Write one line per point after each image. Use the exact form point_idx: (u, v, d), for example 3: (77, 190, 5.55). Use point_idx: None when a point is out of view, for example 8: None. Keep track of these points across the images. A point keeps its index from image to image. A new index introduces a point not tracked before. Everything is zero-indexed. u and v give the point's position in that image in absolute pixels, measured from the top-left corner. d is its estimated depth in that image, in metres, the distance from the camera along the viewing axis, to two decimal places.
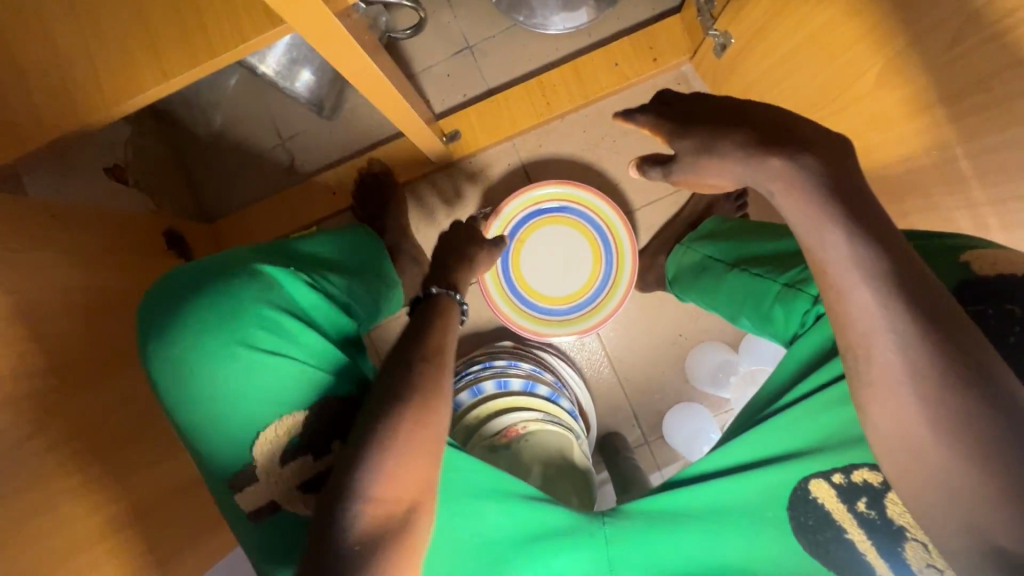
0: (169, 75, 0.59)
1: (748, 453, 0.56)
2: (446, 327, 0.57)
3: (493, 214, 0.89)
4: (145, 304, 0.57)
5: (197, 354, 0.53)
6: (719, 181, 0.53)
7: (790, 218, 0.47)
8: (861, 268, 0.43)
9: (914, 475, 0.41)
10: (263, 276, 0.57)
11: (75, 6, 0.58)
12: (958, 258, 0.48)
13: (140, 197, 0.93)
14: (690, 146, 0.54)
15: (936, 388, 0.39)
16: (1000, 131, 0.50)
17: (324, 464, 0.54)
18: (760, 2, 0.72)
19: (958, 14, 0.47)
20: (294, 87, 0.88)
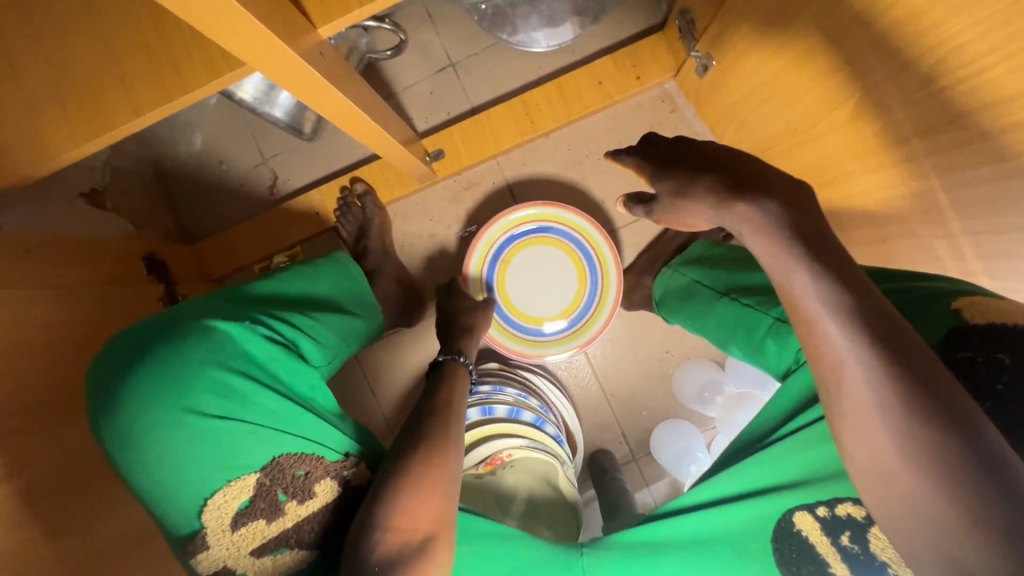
0: (139, 110, 0.57)
1: (735, 485, 0.55)
2: (457, 385, 0.64)
3: (477, 235, 0.88)
4: (96, 367, 0.56)
5: (148, 422, 0.52)
6: (696, 222, 0.56)
7: (759, 257, 0.49)
8: (827, 302, 0.44)
9: (893, 510, 0.40)
10: (212, 336, 0.57)
11: (42, 42, 0.57)
12: (951, 305, 0.47)
13: (119, 221, 0.92)
14: (668, 188, 0.56)
15: (908, 422, 0.39)
16: (974, 166, 0.50)
17: (277, 527, 0.52)
18: (741, 26, 0.72)
19: (931, 52, 0.47)
20: (272, 111, 0.88)
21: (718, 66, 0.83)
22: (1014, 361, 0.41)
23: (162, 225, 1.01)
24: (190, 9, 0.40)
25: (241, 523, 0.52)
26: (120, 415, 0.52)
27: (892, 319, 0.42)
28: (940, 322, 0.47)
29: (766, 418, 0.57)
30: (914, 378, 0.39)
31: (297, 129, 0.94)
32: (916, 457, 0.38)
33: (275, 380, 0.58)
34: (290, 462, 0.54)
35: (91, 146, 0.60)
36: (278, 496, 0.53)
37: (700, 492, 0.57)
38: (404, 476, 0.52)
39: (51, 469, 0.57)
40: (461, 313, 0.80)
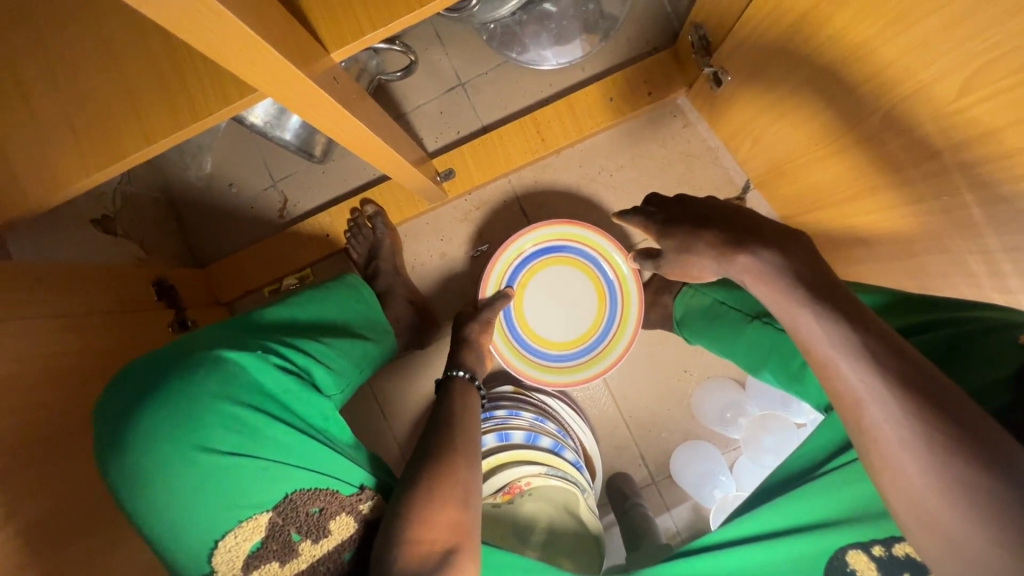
0: (150, 139, 0.57)
1: (782, 520, 0.51)
2: (463, 398, 0.64)
3: (490, 260, 0.87)
4: (105, 403, 0.55)
5: (155, 461, 0.50)
6: (700, 272, 0.62)
7: (766, 304, 0.52)
8: (835, 343, 0.45)
9: (940, 553, 0.38)
10: (224, 366, 0.55)
11: (57, 77, 0.57)
12: (1018, 339, 0.45)
13: (130, 246, 0.91)
14: (673, 245, 0.63)
15: (934, 454, 0.38)
16: (1011, 181, 0.48)
17: (291, 570, 0.50)
18: (759, 39, 0.70)
19: (962, 68, 0.46)
20: (283, 134, 0.87)
21: (732, 80, 0.82)
22: None
23: (172, 250, 1.00)
24: (207, 41, 0.39)
25: (254, 566, 0.50)
26: (129, 454, 0.50)
27: (906, 354, 0.42)
28: (1007, 358, 0.45)
29: (811, 449, 0.54)
30: (937, 410, 0.39)
31: (307, 151, 0.93)
32: (955, 492, 0.37)
33: (289, 411, 0.56)
34: (303, 499, 0.52)
35: (102, 176, 0.60)
36: (292, 536, 0.51)
37: (741, 526, 0.53)
38: (423, 484, 0.51)
39: (58, 505, 0.55)
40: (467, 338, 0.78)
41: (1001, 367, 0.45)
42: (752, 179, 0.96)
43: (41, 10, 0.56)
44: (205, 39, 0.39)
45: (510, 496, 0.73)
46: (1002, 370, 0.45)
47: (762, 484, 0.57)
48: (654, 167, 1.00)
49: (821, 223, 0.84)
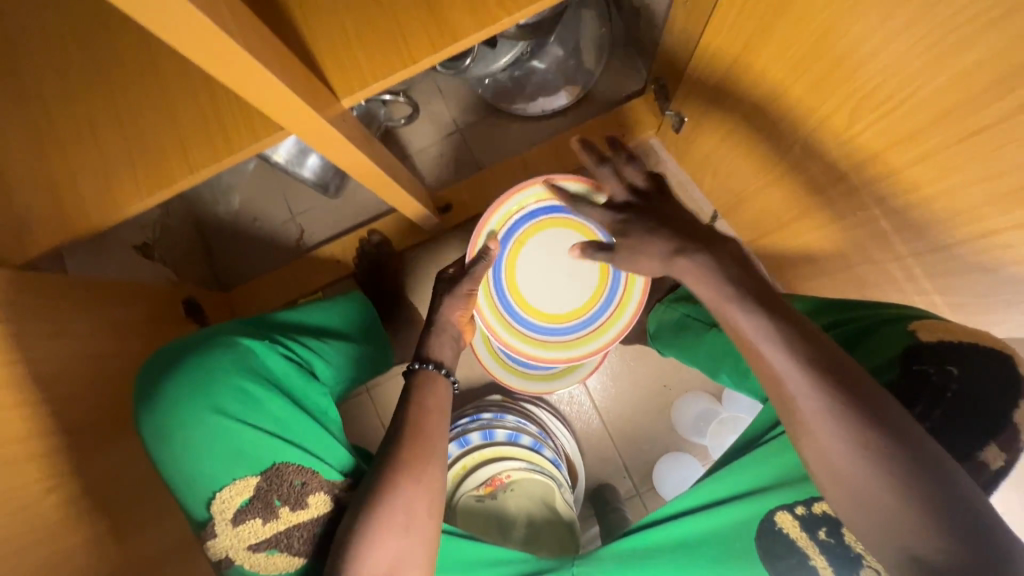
0: (195, 169, 0.71)
1: (723, 489, 0.58)
2: (425, 403, 0.63)
3: (484, 212, 0.83)
4: (142, 376, 0.65)
5: (177, 422, 0.59)
6: (647, 268, 0.68)
7: (703, 297, 0.58)
8: (760, 328, 0.51)
9: (848, 505, 0.45)
10: (240, 348, 0.65)
11: (123, 121, 0.72)
12: (906, 326, 0.53)
13: (163, 270, 1.04)
14: (626, 245, 0.68)
15: (846, 419, 0.45)
16: (903, 194, 0.58)
17: (273, 528, 0.56)
18: (704, 87, 0.83)
19: (847, 104, 0.57)
20: (302, 171, 1.00)
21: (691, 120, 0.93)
22: (960, 371, 0.48)
23: (199, 275, 1.13)
24: (249, 90, 0.52)
25: (241, 520, 0.57)
26: (158, 418, 0.60)
27: (817, 340, 0.49)
28: (897, 340, 0.53)
29: (749, 431, 0.61)
30: (845, 383, 0.46)
31: (323, 186, 1.07)
32: (863, 454, 0.43)
33: (290, 392, 0.65)
34: (288, 470, 0.58)
35: (152, 199, 0.73)
36: (274, 501, 0.57)
37: (690, 496, 0.60)
38: (370, 512, 0.54)
39: (99, 479, 0.64)
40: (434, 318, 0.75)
41: (891, 350, 0.53)
42: (718, 210, 1.06)
43: (116, 71, 0.71)
44: (249, 88, 0.52)
45: (493, 488, 0.80)
46: (894, 351, 0.52)
47: (713, 463, 0.64)
48: None
49: (775, 245, 0.93)
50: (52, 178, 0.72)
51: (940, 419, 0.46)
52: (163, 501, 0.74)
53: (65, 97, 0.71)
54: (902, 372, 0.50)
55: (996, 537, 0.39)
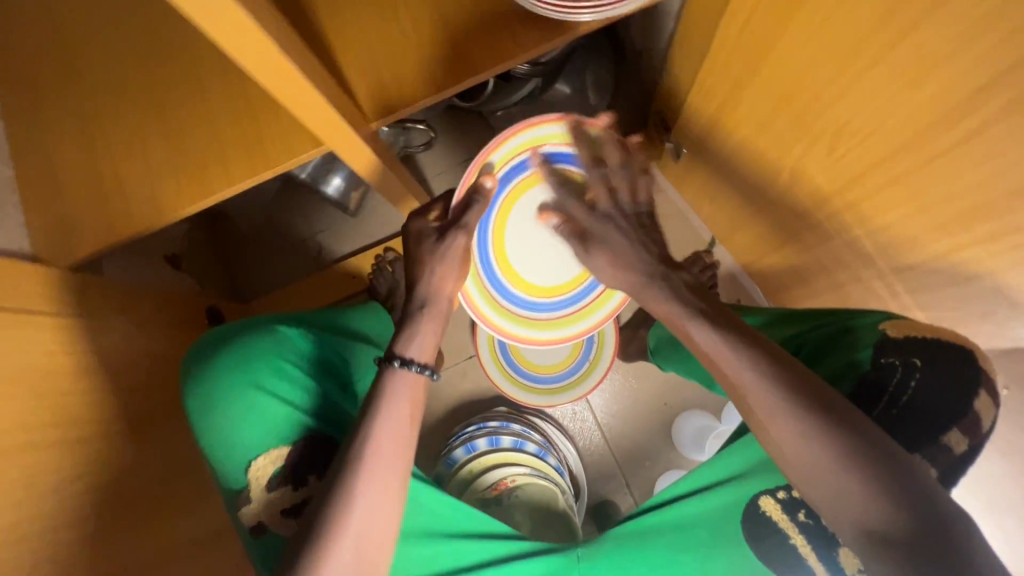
0: (233, 182, 0.78)
1: (711, 476, 0.61)
2: (394, 415, 0.58)
3: (481, 149, 0.69)
4: (189, 356, 0.70)
5: (220, 394, 0.65)
6: (607, 278, 0.66)
7: (664, 316, 0.62)
8: (717, 340, 0.55)
9: (813, 491, 0.48)
10: (279, 331, 0.70)
11: (171, 140, 0.79)
12: (880, 325, 0.63)
13: (188, 280, 1.09)
14: (599, 251, 0.65)
15: (802, 411, 0.48)
16: (882, 215, 0.63)
17: (301, 496, 0.62)
18: (698, 121, 0.89)
19: (827, 132, 0.63)
20: (326, 189, 1.08)
21: (688, 152, 0.99)
22: (921, 363, 0.57)
23: (220, 287, 1.18)
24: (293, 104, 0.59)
25: (274, 488, 0.62)
26: (198, 391, 0.66)
27: (768, 346, 0.53)
28: (869, 334, 0.63)
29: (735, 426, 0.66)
30: (797, 377, 0.50)
31: (344, 205, 1.14)
32: (815, 438, 0.47)
33: (321, 375, 0.70)
34: (317, 443, 0.64)
35: (192, 208, 0.80)
36: (304, 472, 0.63)
37: (681, 483, 0.63)
38: (328, 527, 0.51)
39: None
40: (414, 289, 0.67)
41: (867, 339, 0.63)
42: (715, 236, 1.12)
43: (168, 98, 0.79)
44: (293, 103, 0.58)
45: (496, 492, 0.80)
46: (868, 348, 0.61)
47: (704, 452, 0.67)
48: None
49: (771, 268, 0.98)
50: (102, 188, 0.79)
51: (909, 402, 0.55)
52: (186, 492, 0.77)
53: (124, 120, 0.80)
54: (873, 364, 0.59)
55: (937, 510, 0.43)
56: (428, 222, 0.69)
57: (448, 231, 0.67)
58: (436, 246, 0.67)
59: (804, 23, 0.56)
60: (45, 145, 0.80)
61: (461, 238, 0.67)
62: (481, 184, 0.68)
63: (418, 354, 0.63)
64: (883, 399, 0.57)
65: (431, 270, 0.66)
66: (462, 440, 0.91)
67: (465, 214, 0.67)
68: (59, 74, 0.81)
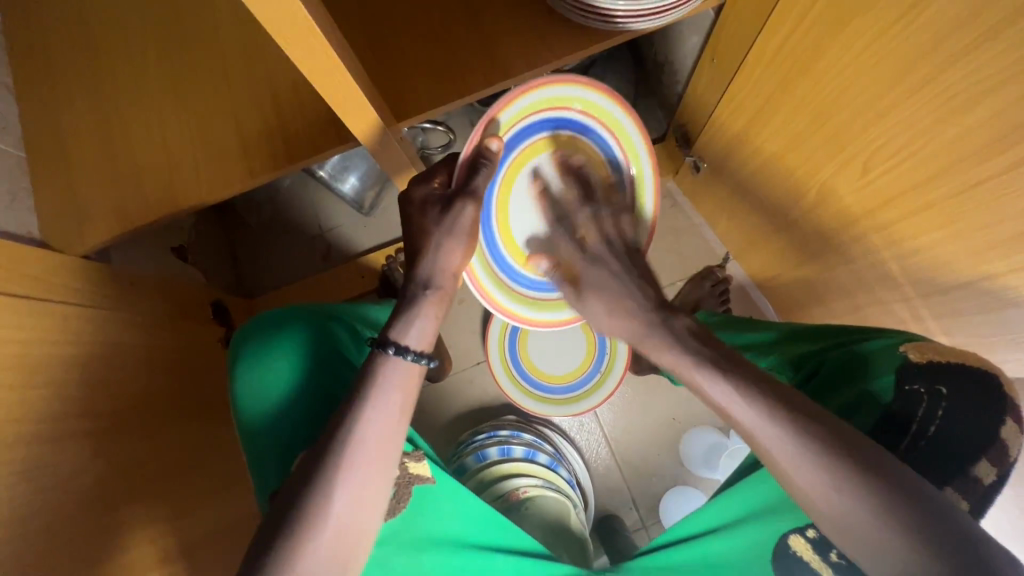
0: (254, 174, 0.76)
1: (733, 510, 0.60)
2: (386, 405, 0.51)
3: (489, 108, 0.59)
4: (236, 343, 0.71)
5: (266, 380, 0.65)
6: (611, 329, 0.64)
7: (665, 365, 0.57)
8: (721, 387, 0.51)
9: (843, 529, 0.45)
10: (322, 324, 0.72)
11: (192, 129, 0.77)
12: (901, 348, 0.60)
13: (194, 271, 1.07)
14: (594, 296, 0.63)
15: (821, 453, 0.45)
16: (914, 239, 0.63)
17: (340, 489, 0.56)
18: (723, 136, 0.89)
19: (863, 153, 0.63)
20: (342, 186, 1.08)
21: (709, 167, 0.99)
22: (948, 392, 0.54)
23: (226, 280, 1.16)
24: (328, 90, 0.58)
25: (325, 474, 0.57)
26: (243, 366, 0.66)
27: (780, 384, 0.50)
28: (893, 358, 0.60)
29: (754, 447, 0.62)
30: (814, 422, 0.47)
31: (359, 204, 1.13)
32: (847, 491, 0.44)
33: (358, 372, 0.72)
34: None
35: (210, 200, 0.78)
36: None
37: (705, 514, 0.62)
38: (304, 526, 0.45)
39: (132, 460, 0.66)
40: (415, 268, 0.59)
41: (889, 365, 0.59)
42: (730, 252, 1.12)
43: (189, 87, 0.78)
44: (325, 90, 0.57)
45: (507, 501, 0.78)
46: (890, 374, 0.58)
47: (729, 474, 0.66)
48: None
49: (787, 286, 0.98)
50: (118, 173, 0.77)
51: (937, 435, 0.53)
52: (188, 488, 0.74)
53: (144, 104, 0.78)
54: (897, 394, 0.56)
55: (977, 548, 0.40)
56: (433, 189, 0.61)
57: (455, 200, 0.59)
58: (441, 217, 0.59)
59: (850, 42, 0.56)
60: (60, 126, 0.78)
61: (471, 208, 0.59)
62: (486, 146, 0.59)
63: (416, 341, 0.56)
64: (908, 434, 0.54)
65: (435, 247, 0.59)
66: (474, 449, 0.91)
67: (473, 180, 0.58)
68: (79, 56, 0.80)
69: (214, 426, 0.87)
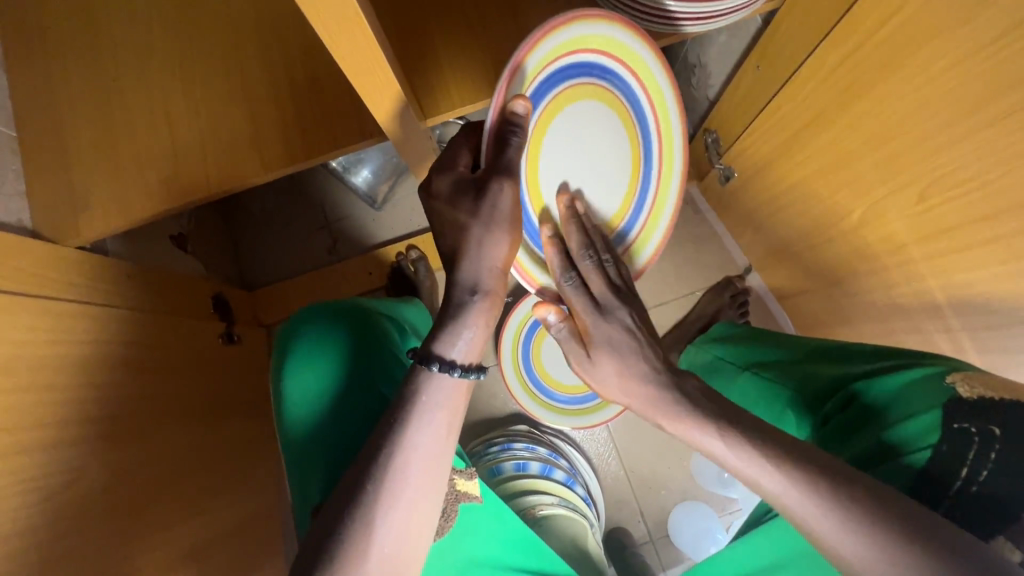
0: (267, 167, 0.71)
1: (768, 554, 0.58)
2: (431, 425, 0.47)
3: (516, 54, 0.48)
4: (278, 341, 0.68)
5: (310, 376, 0.63)
6: (613, 392, 0.56)
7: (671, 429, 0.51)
8: (743, 450, 0.45)
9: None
10: (369, 320, 0.69)
11: (201, 112, 0.72)
12: (946, 379, 0.50)
13: (194, 262, 1.01)
14: (607, 354, 0.55)
15: (863, 514, 0.39)
16: (969, 271, 0.61)
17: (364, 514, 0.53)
18: (759, 148, 0.85)
19: (922, 177, 0.59)
20: (354, 179, 1.06)
21: (738, 177, 0.95)
22: (1001, 432, 0.46)
23: (226, 271, 1.10)
24: (361, 80, 0.52)
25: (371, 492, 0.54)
26: (288, 363, 0.64)
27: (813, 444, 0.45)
28: (939, 391, 0.49)
29: None
30: (851, 483, 0.41)
31: (371, 199, 1.10)
32: (897, 553, 0.37)
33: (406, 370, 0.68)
34: None
35: (220, 190, 0.72)
36: None
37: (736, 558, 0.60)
38: (343, 560, 0.41)
39: (128, 473, 0.61)
40: (457, 269, 0.52)
41: (935, 397, 0.49)
42: (752, 264, 1.09)
43: (199, 69, 0.72)
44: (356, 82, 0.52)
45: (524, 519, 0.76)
46: (933, 409, 0.49)
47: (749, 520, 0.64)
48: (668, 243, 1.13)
49: (814, 303, 0.94)
50: (120, 161, 0.71)
51: (988, 483, 0.45)
52: (191, 495, 0.70)
53: (148, 86, 0.72)
54: (942, 435, 0.47)
55: None
56: (461, 173, 0.53)
57: (488, 183, 0.50)
58: (475, 206, 0.50)
59: (931, 60, 0.52)
60: (54, 102, 0.72)
61: (508, 188, 0.50)
62: (512, 109, 0.48)
63: (464, 354, 0.50)
64: (952, 487, 0.46)
65: (476, 243, 0.51)
66: (488, 461, 0.89)
67: (507, 152, 0.49)
68: (75, 27, 0.73)
69: (219, 425, 0.83)
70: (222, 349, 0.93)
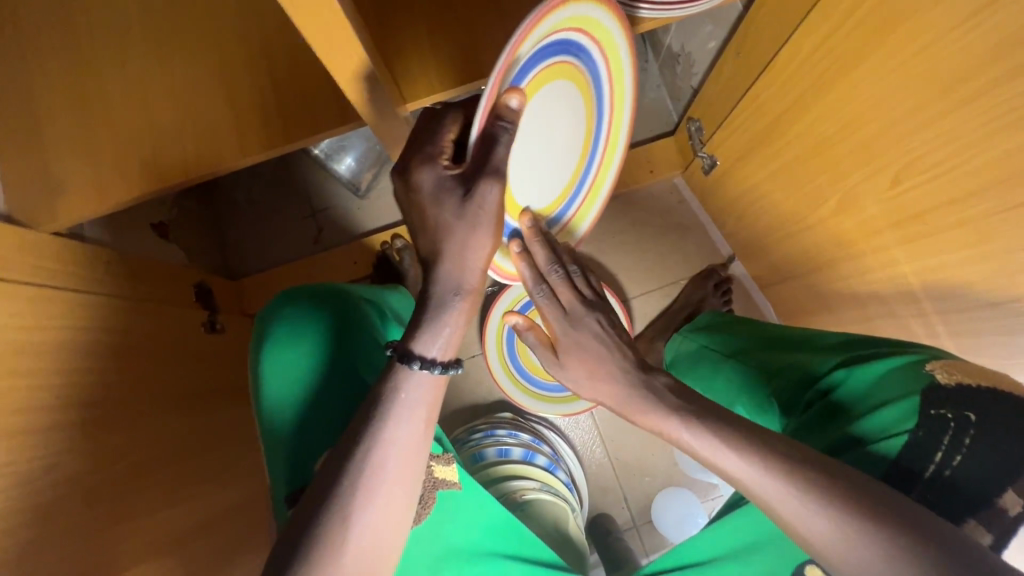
0: (246, 152, 0.70)
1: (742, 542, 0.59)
2: (408, 415, 0.46)
3: (511, 42, 0.43)
4: (256, 329, 0.67)
5: (285, 363, 0.62)
6: (589, 391, 0.53)
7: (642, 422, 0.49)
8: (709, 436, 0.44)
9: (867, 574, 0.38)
10: (347, 305, 0.68)
11: (180, 97, 0.71)
12: (925, 367, 0.50)
13: (176, 251, 1.00)
14: (578, 351, 0.52)
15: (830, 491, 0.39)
16: (941, 256, 0.62)
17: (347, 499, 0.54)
18: (741, 136, 0.85)
19: (895, 163, 0.60)
20: (338, 167, 1.07)
21: (721, 165, 0.95)
22: (978, 418, 0.45)
23: (210, 261, 1.10)
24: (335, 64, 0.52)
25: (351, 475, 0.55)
26: (263, 350, 0.63)
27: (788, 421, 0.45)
28: (918, 377, 0.49)
29: None
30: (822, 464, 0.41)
31: (355, 186, 1.11)
32: (863, 532, 0.37)
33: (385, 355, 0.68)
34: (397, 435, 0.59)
35: (197, 175, 0.71)
36: None
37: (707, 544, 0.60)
38: (319, 547, 0.41)
39: (108, 458, 0.61)
40: (438, 267, 0.49)
41: (915, 383, 0.49)
42: (735, 253, 1.09)
43: (176, 53, 0.71)
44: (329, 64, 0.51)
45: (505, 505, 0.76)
46: (910, 395, 0.48)
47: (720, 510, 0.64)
48: (652, 233, 1.14)
49: (795, 291, 0.95)
50: (98, 146, 0.71)
51: (961, 468, 0.44)
52: (174, 481, 0.70)
53: (125, 69, 0.71)
54: (919, 420, 0.47)
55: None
56: (445, 168, 0.48)
57: (474, 180, 0.46)
58: (461, 207, 0.47)
59: (902, 45, 0.52)
60: (27, 86, 0.71)
61: (496, 188, 0.47)
62: (506, 103, 0.45)
63: (442, 351, 0.49)
64: (925, 473, 0.45)
65: (460, 244, 0.48)
66: (473, 448, 0.90)
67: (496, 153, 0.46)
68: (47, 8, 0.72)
69: (203, 413, 0.83)
70: (205, 338, 0.92)
